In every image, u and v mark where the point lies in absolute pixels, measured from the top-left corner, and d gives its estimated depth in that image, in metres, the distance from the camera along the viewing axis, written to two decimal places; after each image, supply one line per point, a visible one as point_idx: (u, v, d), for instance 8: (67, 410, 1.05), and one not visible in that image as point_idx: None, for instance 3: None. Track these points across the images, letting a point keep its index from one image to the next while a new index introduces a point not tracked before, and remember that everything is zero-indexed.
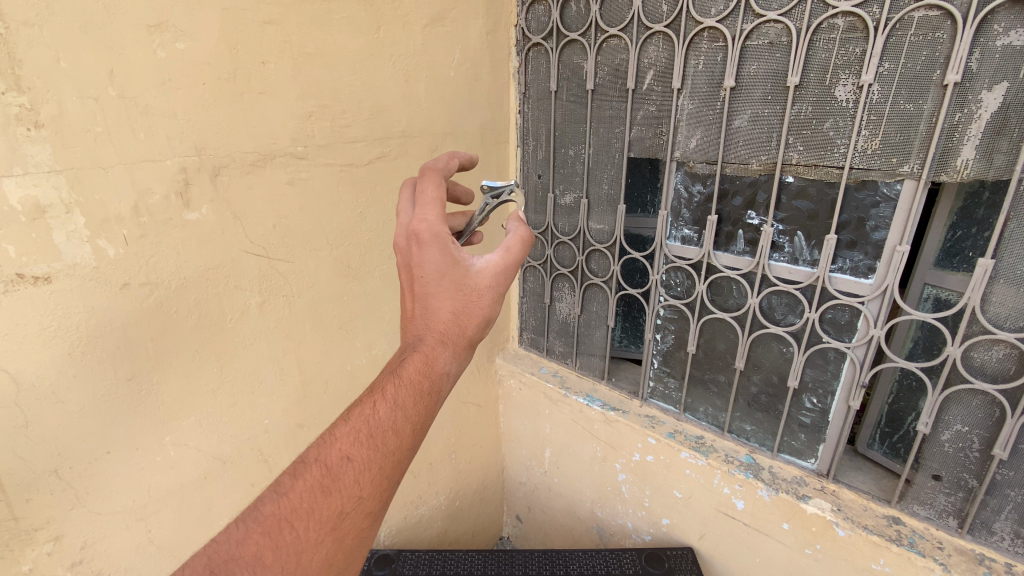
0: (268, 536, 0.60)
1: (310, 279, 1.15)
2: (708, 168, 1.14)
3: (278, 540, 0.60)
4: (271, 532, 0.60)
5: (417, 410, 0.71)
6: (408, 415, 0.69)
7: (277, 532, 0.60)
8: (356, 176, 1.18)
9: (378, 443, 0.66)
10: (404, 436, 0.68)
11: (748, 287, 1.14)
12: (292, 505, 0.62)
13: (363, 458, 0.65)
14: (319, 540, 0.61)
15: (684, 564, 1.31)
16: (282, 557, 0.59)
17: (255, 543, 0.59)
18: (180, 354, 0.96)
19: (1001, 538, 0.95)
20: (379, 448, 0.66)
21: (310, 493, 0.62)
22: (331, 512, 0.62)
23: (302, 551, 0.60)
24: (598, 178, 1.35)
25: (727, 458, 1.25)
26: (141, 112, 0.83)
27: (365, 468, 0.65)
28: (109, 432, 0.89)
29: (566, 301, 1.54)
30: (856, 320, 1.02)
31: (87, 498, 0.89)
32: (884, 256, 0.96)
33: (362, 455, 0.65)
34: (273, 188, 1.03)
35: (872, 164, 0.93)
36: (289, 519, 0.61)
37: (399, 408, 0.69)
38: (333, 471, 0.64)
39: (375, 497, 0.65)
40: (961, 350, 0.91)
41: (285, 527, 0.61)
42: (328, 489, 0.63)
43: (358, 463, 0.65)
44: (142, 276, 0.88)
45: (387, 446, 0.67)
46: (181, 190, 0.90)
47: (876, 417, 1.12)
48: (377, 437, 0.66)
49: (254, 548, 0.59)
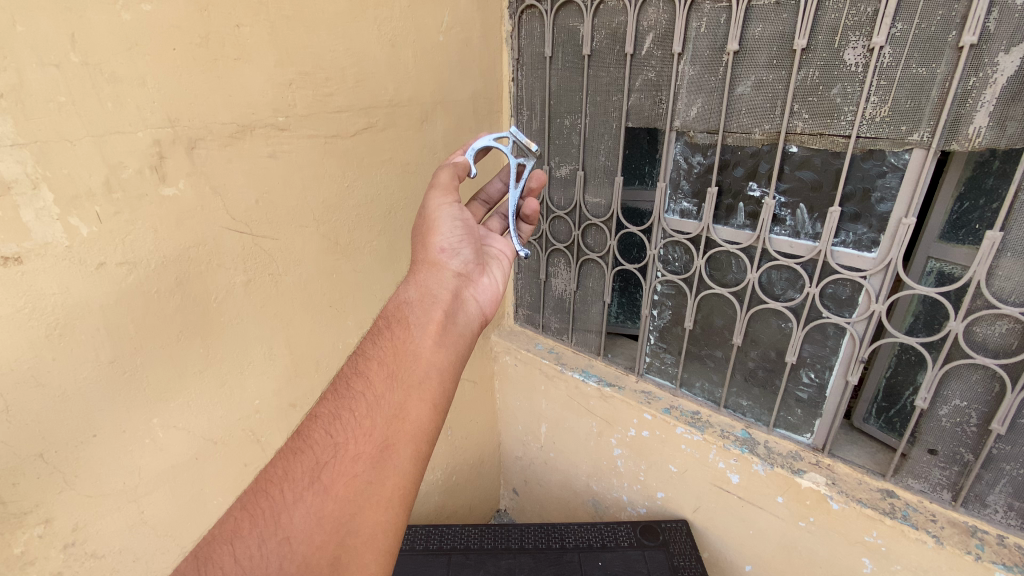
0: (245, 508, 0.61)
1: (296, 257, 1.11)
2: (708, 137, 1.09)
3: (253, 510, 0.61)
4: (247, 504, 0.62)
5: (380, 351, 0.77)
6: (371, 362, 0.75)
7: (253, 503, 0.62)
8: (341, 148, 1.12)
9: (341, 393, 0.71)
10: (370, 379, 0.73)
11: (747, 261, 1.11)
12: (268, 478, 0.64)
13: (328, 410, 0.69)
14: (299, 498, 0.62)
15: (679, 537, 1.32)
16: (259, 523, 0.60)
17: (234, 518, 0.61)
18: (164, 335, 0.93)
19: (994, 511, 0.94)
20: (343, 397, 0.71)
21: (284, 460, 0.65)
22: (305, 467, 0.64)
23: (281, 512, 0.61)
24: (595, 149, 1.30)
25: (723, 433, 1.24)
26: (107, 80, 0.78)
27: (333, 418, 0.68)
28: (95, 415, 0.87)
29: (561, 277, 1.51)
30: (858, 294, 1.00)
31: (76, 481, 0.87)
32: (889, 229, 0.93)
33: (328, 411, 0.69)
34: (253, 161, 0.98)
35: (881, 132, 0.89)
36: (266, 488, 0.63)
37: (361, 356, 0.77)
38: (303, 433, 0.68)
39: (354, 440, 0.66)
40: (964, 325, 0.89)
41: (263, 495, 0.62)
42: (298, 449, 0.66)
43: (326, 418, 0.69)
44: (119, 256, 0.84)
45: (353, 393, 0.71)
46: (155, 164, 0.86)
47: (874, 391, 1.11)
48: (340, 388, 0.72)
49: (231, 523, 0.60)
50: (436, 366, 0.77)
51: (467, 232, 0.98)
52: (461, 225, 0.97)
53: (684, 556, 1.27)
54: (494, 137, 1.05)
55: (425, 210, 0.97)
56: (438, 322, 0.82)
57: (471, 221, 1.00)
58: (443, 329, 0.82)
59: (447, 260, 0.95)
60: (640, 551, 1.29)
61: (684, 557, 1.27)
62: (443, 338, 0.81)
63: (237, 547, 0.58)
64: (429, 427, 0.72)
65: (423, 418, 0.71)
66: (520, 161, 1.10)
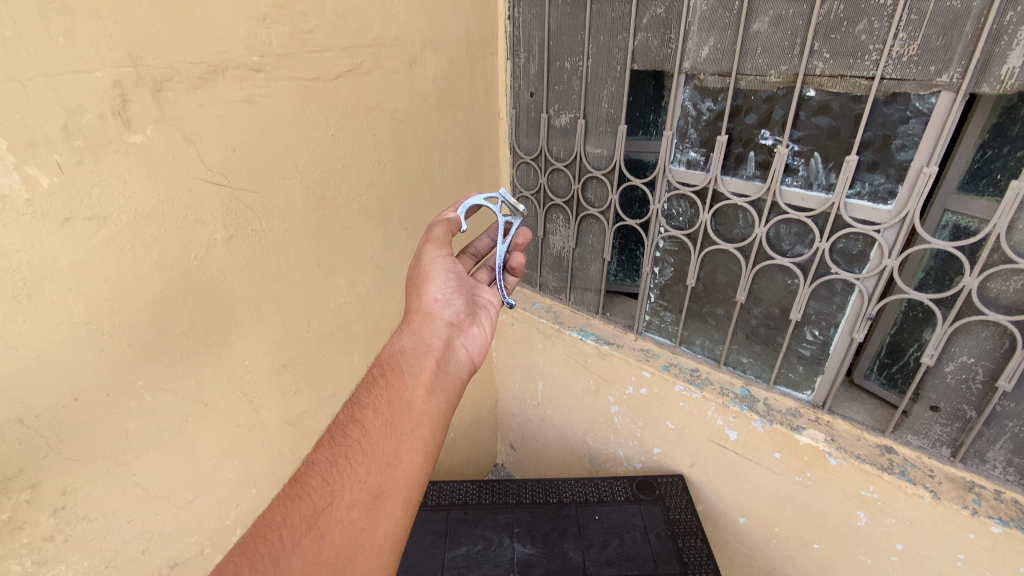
0: (244, 553, 0.58)
1: (281, 212, 1.04)
2: (720, 81, 1.02)
3: (252, 556, 0.58)
4: (246, 550, 0.59)
5: (374, 397, 0.74)
6: (366, 409, 0.73)
7: (251, 548, 0.59)
8: (324, 92, 1.04)
9: (338, 439, 0.69)
10: (365, 425, 0.70)
11: (756, 215, 1.06)
12: (265, 523, 0.61)
13: (325, 457, 0.67)
14: (297, 543, 0.59)
15: (674, 491, 1.33)
16: (259, 567, 0.57)
17: (231, 565, 0.57)
18: (142, 295, 0.88)
19: (992, 467, 0.94)
20: (340, 444, 0.68)
21: (281, 505, 0.63)
22: (303, 513, 0.62)
23: (280, 558, 0.58)
24: (597, 95, 1.21)
25: (722, 391, 1.22)
26: (56, 10, 0.69)
27: (329, 465, 0.66)
28: (75, 378, 0.83)
29: (560, 234, 1.45)
30: (870, 249, 0.96)
31: (61, 446, 0.83)
32: (908, 180, 0.87)
33: (325, 457, 0.67)
34: (228, 106, 0.90)
35: (907, 73, 0.82)
36: (265, 533, 0.60)
37: (356, 401, 0.74)
38: (299, 479, 0.65)
39: (351, 487, 0.64)
40: (978, 280, 0.85)
41: (261, 542, 0.59)
42: (296, 495, 0.63)
43: (323, 465, 0.67)
44: (86, 209, 0.78)
45: (349, 440, 0.69)
46: (118, 108, 0.78)
47: (876, 349, 1.09)
48: (336, 435, 0.70)
49: (228, 570, 0.57)
50: (429, 415, 0.75)
51: (459, 283, 0.96)
52: (454, 276, 0.96)
53: (680, 510, 1.27)
54: (484, 197, 1.03)
55: (419, 260, 0.95)
56: (431, 372, 0.81)
57: (463, 272, 0.98)
58: (435, 377, 0.81)
59: (439, 310, 0.93)
60: (637, 505, 1.29)
61: (680, 511, 1.27)
62: (435, 386, 0.79)
63: None
64: (422, 474, 0.70)
65: (416, 464, 0.70)
66: (507, 219, 1.06)
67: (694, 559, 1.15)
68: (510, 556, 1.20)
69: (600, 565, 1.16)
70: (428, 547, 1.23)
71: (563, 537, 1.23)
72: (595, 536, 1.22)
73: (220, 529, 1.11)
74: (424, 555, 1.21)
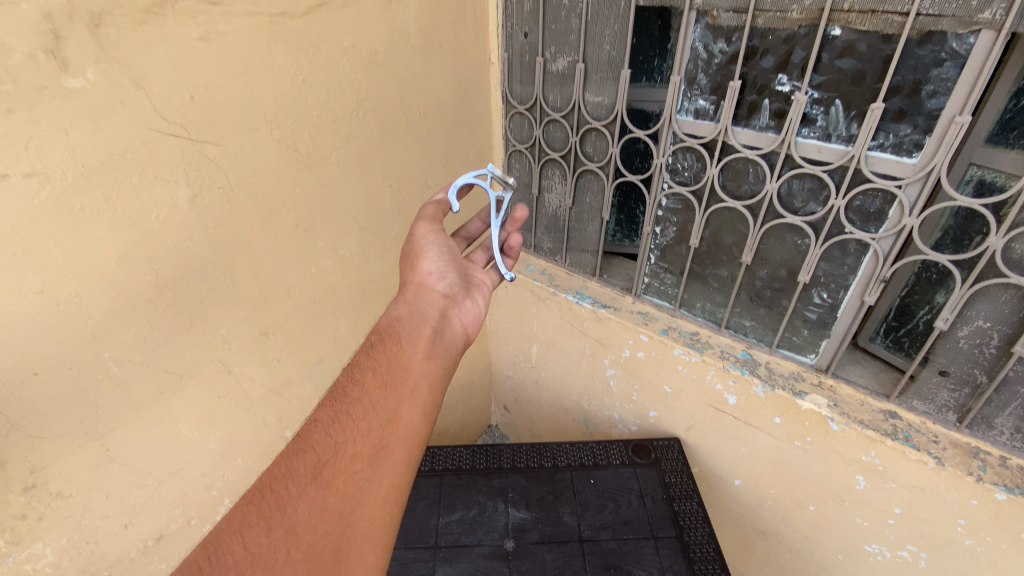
0: (252, 502, 0.58)
1: (250, 168, 0.95)
2: (735, 18, 0.92)
3: (260, 504, 0.58)
4: (254, 499, 0.59)
5: (373, 362, 0.75)
6: (366, 372, 0.73)
7: (259, 498, 0.59)
8: (291, 30, 0.92)
9: (339, 397, 0.69)
10: (365, 385, 0.71)
11: (767, 170, 0.99)
12: (271, 476, 0.62)
13: (327, 414, 0.67)
14: (302, 491, 0.59)
15: (671, 455, 1.29)
16: (267, 515, 0.57)
17: (239, 512, 0.57)
18: (100, 260, 0.80)
19: (999, 433, 0.92)
20: (341, 401, 0.68)
21: (285, 459, 0.63)
22: (307, 464, 0.62)
23: (287, 505, 0.58)
24: (597, 36, 1.10)
25: (723, 354, 1.17)
26: None
27: (331, 422, 0.66)
28: (32, 352, 0.76)
29: (556, 192, 1.37)
30: (889, 207, 0.89)
31: (24, 423, 0.77)
32: (937, 131, 0.80)
33: (326, 414, 0.67)
34: (181, 46, 0.79)
35: (945, 9, 0.73)
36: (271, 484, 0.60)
37: (356, 364, 0.75)
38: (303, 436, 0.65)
39: (352, 441, 0.65)
40: (1003, 241, 0.80)
41: (268, 491, 0.59)
42: (300, 450, 0.63)
43: (325, 421, 0.67)
44: (24, 165, 0.69)
45: (349, 399, 0.69)
46: (51, 46, 0.67)
47: (886, 309, 1.03)
48: (337, 394, 0.70)
49: (236, 518, 0.57)
50: (428, 377, 0.76)
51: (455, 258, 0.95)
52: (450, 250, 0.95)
53: (675, 473, 1.25)
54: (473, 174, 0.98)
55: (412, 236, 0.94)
56: (428, 337, 0.81)
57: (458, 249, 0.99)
58: (433, 343, 0.81)
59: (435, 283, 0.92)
60: (631, 469, 1.26)
61: (675, 475, 1.24)
62: (432, 350, 0.80)
63: (245, 541, 0.55)
64: (421, 433, 0.71)
65: (415, 422, 0.70)
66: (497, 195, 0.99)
67: (689, 522, 1.14)
68: (505, 521, 1.16)
69: (595, 529, 1.14)
70: (424, 511, 1.18)
71: (557, 501, 1.20)
72: (590, 501, 1.19)
73: (206, 500, 1.07)
74: (419, 521, 1.16)
